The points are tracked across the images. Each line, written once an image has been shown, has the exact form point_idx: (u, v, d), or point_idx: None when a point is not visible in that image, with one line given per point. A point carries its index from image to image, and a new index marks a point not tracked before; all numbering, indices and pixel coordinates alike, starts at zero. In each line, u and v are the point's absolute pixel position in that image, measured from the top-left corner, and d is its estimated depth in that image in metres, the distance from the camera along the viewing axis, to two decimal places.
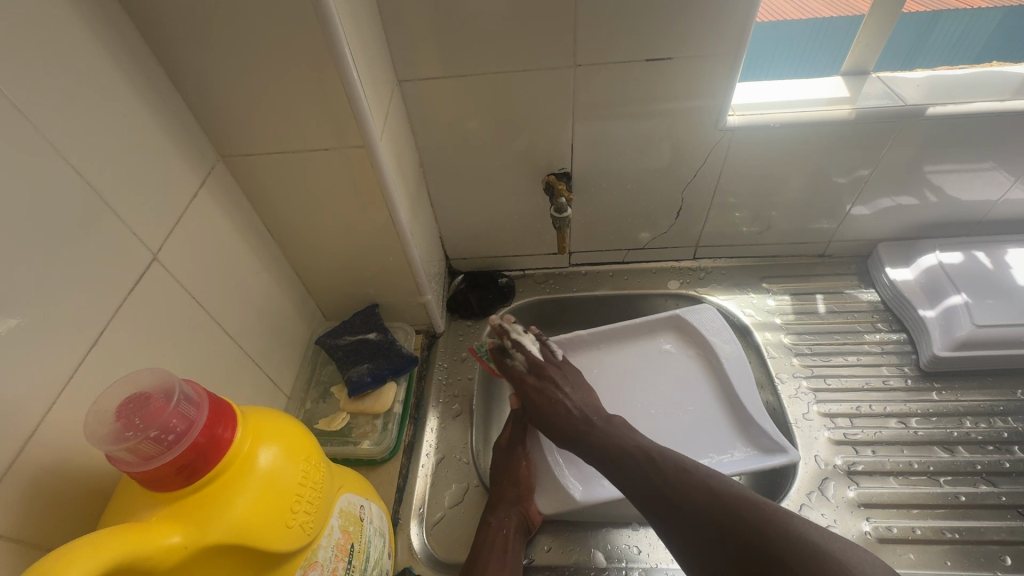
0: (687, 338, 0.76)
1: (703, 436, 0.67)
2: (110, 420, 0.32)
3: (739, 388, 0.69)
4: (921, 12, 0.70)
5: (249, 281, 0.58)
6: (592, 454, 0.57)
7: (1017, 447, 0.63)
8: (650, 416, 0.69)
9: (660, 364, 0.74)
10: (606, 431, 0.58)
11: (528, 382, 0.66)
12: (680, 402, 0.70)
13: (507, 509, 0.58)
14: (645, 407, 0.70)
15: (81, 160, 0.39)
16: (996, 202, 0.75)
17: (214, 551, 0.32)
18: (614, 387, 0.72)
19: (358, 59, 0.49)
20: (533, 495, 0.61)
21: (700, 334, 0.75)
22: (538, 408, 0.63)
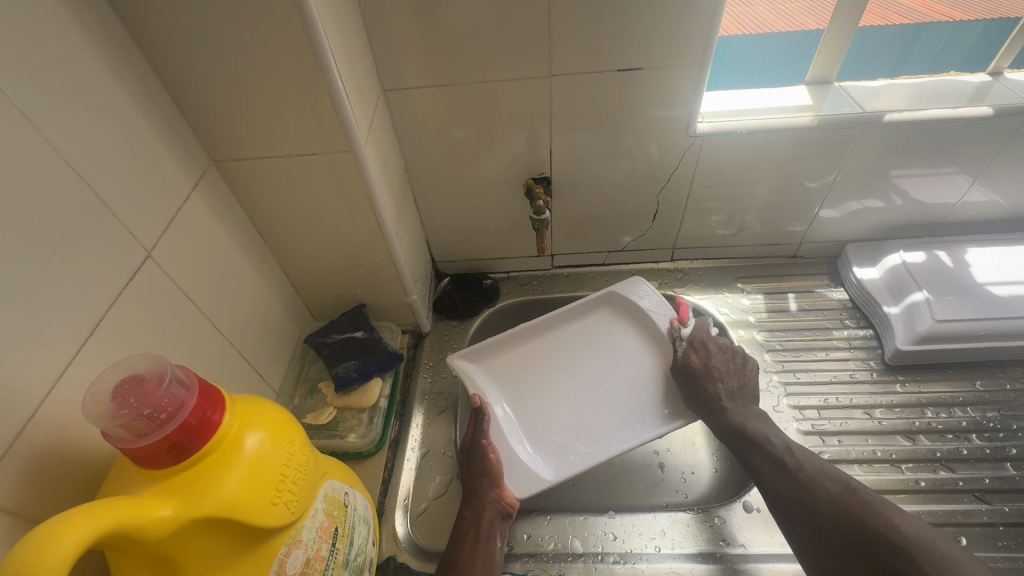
0: (618, 309, 0.79)
1: (650, 393, 0.71)
2: (106, 400, 0.34)
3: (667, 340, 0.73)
4: (904, 25, 0.73)
5: (239, 281, 0.61)
6: (727, 424, 0.65)
7: (975, 435, 0.66)
8: (591, 392, 0.72)
9: (600, 336, 0.76)
10: (745, 418, 0.65)
11: (706, 343, 0.70)
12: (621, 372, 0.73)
13: (480, 499, 0.60)
14: (582, 385, 0.72)
15: (78, 161, 0.41)
16: (956, 204, 0.79)
17: (203, 525, 0.34)
18: (550, 370, 0.74)
19: (341, 68, 0.52)
20: (503, 480, 0.62)
21: (631, 305, 0.77)
22: (695, 365, 0.69)
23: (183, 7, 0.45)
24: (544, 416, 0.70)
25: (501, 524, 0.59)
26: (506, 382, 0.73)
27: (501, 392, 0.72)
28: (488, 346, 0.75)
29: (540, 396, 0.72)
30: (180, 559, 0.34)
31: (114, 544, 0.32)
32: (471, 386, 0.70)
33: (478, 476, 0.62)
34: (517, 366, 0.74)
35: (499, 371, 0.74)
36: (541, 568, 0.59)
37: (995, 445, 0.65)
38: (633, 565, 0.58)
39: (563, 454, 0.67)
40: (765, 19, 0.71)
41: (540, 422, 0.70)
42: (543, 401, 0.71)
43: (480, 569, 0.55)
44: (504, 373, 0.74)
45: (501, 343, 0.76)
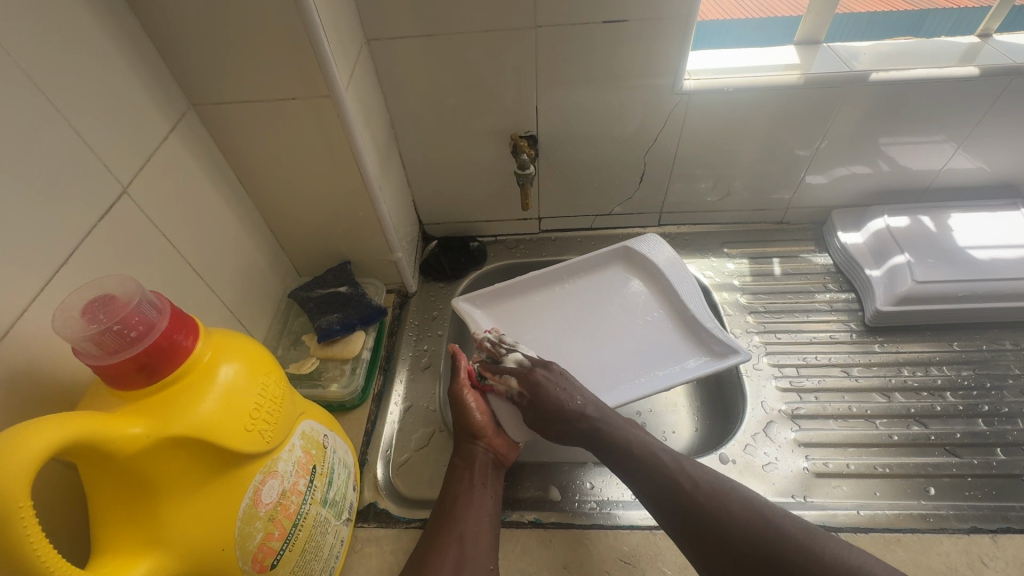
0: (633, 266, 0.80)
1: (660, 352, 0.70)
2: (76, 315, 0.35)
3: (683, 299, 0.73)
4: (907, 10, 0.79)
5: (220, 228, 0.60)
6: (608, 450, 0.56)
7: (949, 392, 0.67)
8: (607, 338, 0.72)
9: (615, 291, 0.78)
10: (622, 429, 0.57)
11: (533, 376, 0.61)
12: (638, 334, 0.72)
13: (468, 449, 0.60)
14: (586, 339, 0.72)
15: (51, 89, 0.41)
16: (941, 170, 0.79)
17: (177, 446, 0.35)
18: (565, 313, 0.75)
19: (321, 8, 0.51)
20: (494, 430, 0.63)
21: (646, 262, 0.79)
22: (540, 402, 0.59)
23: None
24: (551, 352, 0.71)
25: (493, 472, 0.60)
26: (507, 328, 0.73)
27: None
28: (501, 291, 0.76)
29: (542, 341, 0.72)
30: (152, 478, 0.35)
31: (87, 456, 0.32)
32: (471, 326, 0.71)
33: (463, 431, 0.62)
34: (517, 314, 0.75)
35: (512, 314, 0.75)
36: (520, 513, 0.61)
37: (968, 402, 0.66)
38: (608, 509, 0.60)
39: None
40: (768, 5, 0.79)
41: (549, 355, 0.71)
42: (546, 346, 0.72)
43: (481, 518, 0.55)
44: (517, 316, 0.75)
45: (516, 289, 0.77)
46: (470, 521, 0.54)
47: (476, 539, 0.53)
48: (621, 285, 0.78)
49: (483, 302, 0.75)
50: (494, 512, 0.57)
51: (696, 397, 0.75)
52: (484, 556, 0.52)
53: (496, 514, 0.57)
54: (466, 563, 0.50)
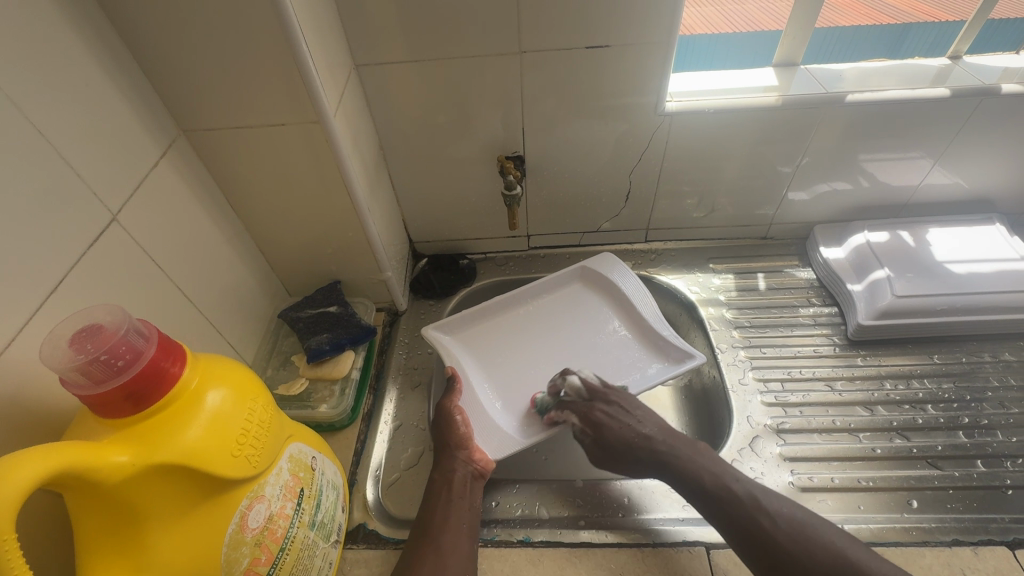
0: (592, 283, 0.81)
1: (622, 360, 0.73)
2: (63, 345, 0.35)
3: (641, 310, 0.76)
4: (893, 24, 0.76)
5: (210, 251, 0.61)
6: (680, 481, 0.57)
7: (930, 405, 0.68)
8: (570, 358, 0.74)
9: (578, 308, 0.79)
10: (693, 459, 0.58)
11: (593, 413, 0.64)
12: (599, 345, 0.75)
13: (450, 462, 0.60)
14: (550, 355, 0.75)
15: (41, 121, 0.41)
16: (918, 185, 0.81)
17: (163, 473, 0.35)
18: (531, 337, 0.76)
19: (309, 37, 0.53)
20: (473, 443, 0.62)
21: (604, 277, 0.80)
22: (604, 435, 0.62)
23: None
24: (518, 380, 0.72)
25: (474, 485, 0.59)
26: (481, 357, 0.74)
27: (476, 365, 0.73)
28: (469, 316, 0.76)
29: (511, 367, 0.73)
30: (137, 506, 0.35)
31: (72, 486, 0.33)
32: (447, 359, 0.71)
33: (445, 445, 0.62)
34: (489, 342, 0.76)
35: (480, 339, 0.76)
36: (508, 532, 0.61)
37: (949, 414, 0.67)
38: (601, 528, 0.60)
39: (528, 413, 0.69)
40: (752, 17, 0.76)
41: (517, 383, 0.72)
42: (514, 374, 0.73)
43: (459, 534, 0.55)
44: (485, 341, 0.75)
45: (483, 312, 0.78)
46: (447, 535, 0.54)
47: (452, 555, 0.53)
48: (594, 305, 0.79)
49: (450, 330, 0.75)
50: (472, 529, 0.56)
51: (682, 411, 0.77)
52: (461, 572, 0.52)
53: (475, 530, 0.56)
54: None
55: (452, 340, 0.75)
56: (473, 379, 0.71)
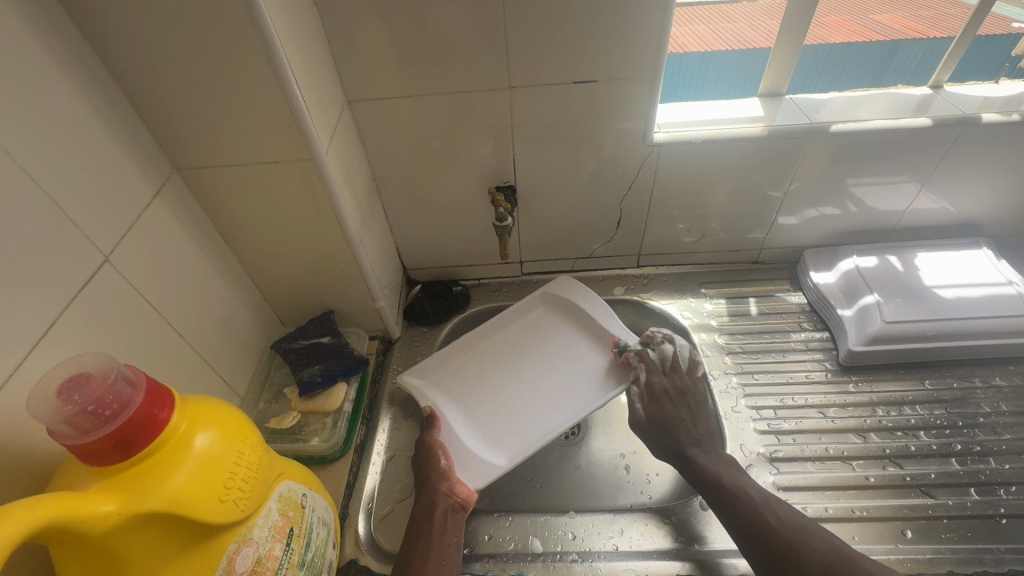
0: (552, 305, 0.82)
1: (590, 373, 0.74)
2: (51, 396, 0.35)
3: (602, 323, 0.77)
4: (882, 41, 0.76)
5: (202, 285, 0.61)
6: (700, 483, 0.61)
7: (923, 432, 0.68)
8: (541, 382, 0.74)
9: (543, 332, 0.80)
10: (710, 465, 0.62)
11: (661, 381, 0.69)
12: (564, 363, 0.76)
13: (432, 493, 0.61)
14: (522, 382, 0.74)
15: (35, 168, 0.42)
16: (906, 210, 0.82)
17: (150, 520, 0.36)
18: (505, 367, 0.76)
19: (300, 78, 0.54)
20: (454, 474, 0.63)
21: (564, 300, 0.81)
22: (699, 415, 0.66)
23: (144, 19, 0.46)
24: (494, 410, 0.71)
25: (455, 519, 0.59)
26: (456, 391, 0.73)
27: (453, 402, 0.72)
28: (444, 353, 0.77)
29: (490, 397, 0.73)
30: (122, 554, 0.35)
31: (57, 537, 0.33)
32: (423, 400, 0.70)
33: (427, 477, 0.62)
34: (465, 378, 0.75)
35: (455, 374, 0.75)
36: (500, 568, 0.61)
37: (941, 441, 0.67)
38: (591, 563, 0.60)
39: (508, 437, 0.68)
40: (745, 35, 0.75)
41: (494, 415, 0.71)
42: (495, 404, 0.72)
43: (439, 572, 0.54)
44: (460, 376, 0.75)
45: (458, 347, 0.78)
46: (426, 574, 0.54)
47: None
48: (558, 327, 0.80)
49: (425, 371, 0.75)
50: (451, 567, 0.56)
51: None
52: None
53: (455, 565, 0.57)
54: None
55: (427, 380, 0.74)
56: (453, 415, 0.70)
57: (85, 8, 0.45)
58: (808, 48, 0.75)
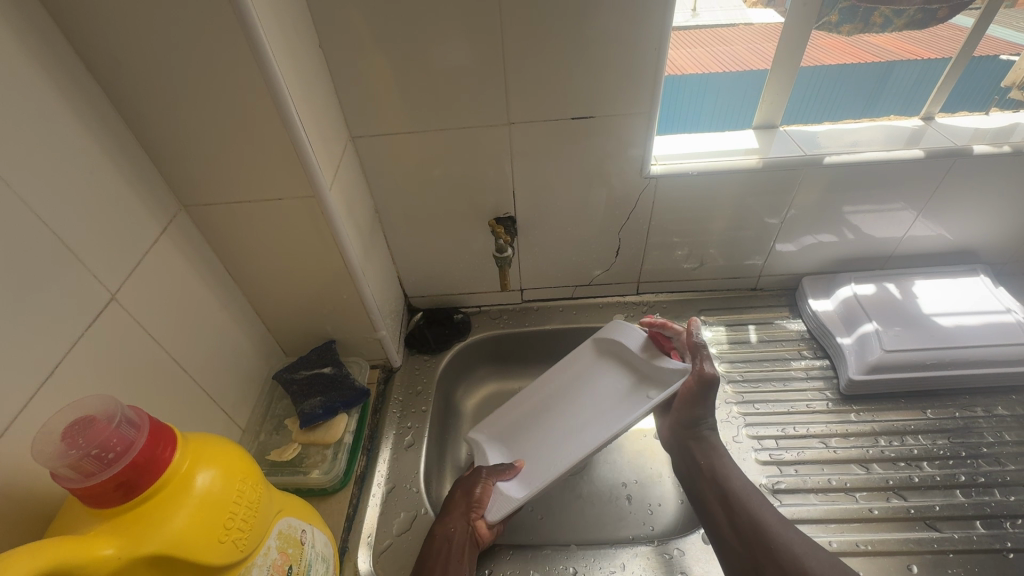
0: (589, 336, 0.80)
1: (621, 398, 0.71)
2: (56, 440, 0.36)
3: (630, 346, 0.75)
4: (874, 63, 0.74)
5: (207, 318, 0.62)
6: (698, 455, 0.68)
7: (926, 462, 0.68)
8: (575, 416, 0.72)
9: (575, 364, 0.78)
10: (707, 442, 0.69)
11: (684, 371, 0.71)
12: (596, 394, 0.73)
13: (454, 522, 0.62)
14: (559, 419, 0.72)
15: (47, 211, 0.43)
16: (902, 237, 0.83)
17: (149, 563, 0.36)
18: (545, 406, 0.75)
19: (305, 119, 0.56)
20: (483, 511, 0.63)
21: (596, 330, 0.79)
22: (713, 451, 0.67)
23: (156, 65, 0.48)
24: (531, 452, 0.70)
25: (469, 553, 0.60)
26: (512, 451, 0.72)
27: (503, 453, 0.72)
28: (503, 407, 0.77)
29: (531, 438, 0.72)
30: None
31: None
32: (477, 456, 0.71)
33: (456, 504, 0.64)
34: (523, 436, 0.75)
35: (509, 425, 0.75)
36: None
37: (945, 472, 0.67)
38: None
39: (540, 474, 0.66)
40: (741, 56, 0.75)
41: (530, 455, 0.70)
42: (534, 446, 0.71)
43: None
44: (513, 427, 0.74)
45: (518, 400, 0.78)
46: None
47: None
48: (589, 358, 0.77)
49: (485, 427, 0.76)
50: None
51: None
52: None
53: None
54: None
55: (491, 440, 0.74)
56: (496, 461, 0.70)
57: (100, 56, 0.47)
58: (806, 69, 0.75)
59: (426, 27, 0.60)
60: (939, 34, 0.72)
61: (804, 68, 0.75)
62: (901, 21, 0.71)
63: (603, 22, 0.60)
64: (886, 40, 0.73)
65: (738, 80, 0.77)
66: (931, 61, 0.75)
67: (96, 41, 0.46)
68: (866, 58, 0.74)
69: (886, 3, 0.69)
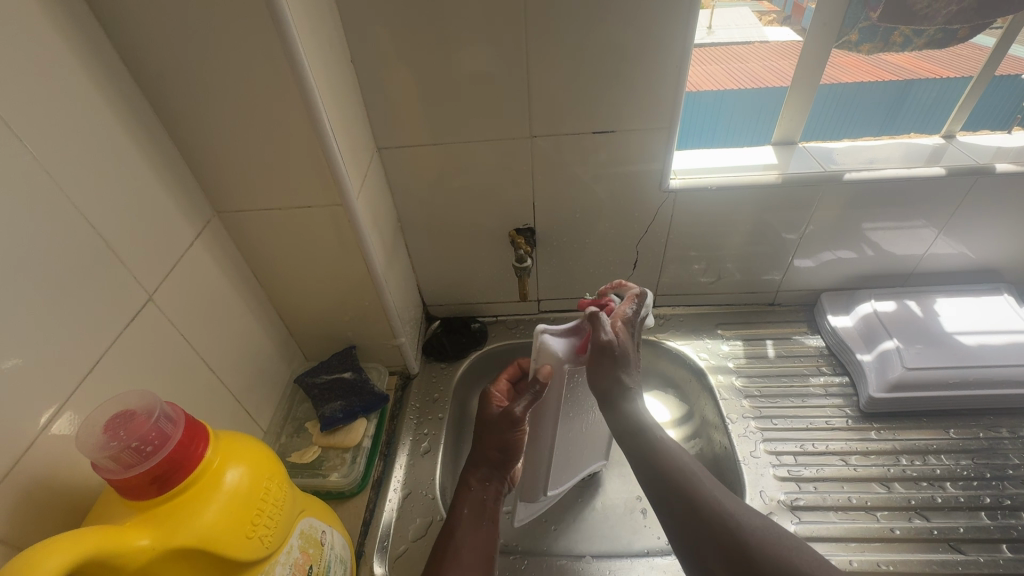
0: None
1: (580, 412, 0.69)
2: (99, 432, 0.37)
3: None
4: (893, 80, 0.74)
5: (234, 321, 0.64)
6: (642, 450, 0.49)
7: (949, 483, 0.67)
8: None
9: None
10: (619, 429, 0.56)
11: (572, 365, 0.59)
12: None
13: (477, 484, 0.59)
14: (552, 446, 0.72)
15: (93, 215, 0.46)
16: (923, 255, 0.82)
17: (179, 555, 0.37)
18: None
19: (337, 130, 0.58)
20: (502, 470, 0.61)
21: None
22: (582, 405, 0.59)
23: (199, 79, 0.51)
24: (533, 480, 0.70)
25: (492, 509, 0.58)
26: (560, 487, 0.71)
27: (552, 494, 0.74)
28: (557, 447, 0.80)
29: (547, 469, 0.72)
30: None
31: (93, 570, 0.34)
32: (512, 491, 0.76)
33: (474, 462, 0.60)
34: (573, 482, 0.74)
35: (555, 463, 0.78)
36: None
37: (969, 494, 0.66)
38: None
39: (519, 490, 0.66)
40: (759, 75, 0.75)
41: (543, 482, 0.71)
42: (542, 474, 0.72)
43: (478, 553, 0.53)
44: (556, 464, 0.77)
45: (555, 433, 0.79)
46: (474, 559, 0.52)
47: (474, 573, 0.51)
48: None
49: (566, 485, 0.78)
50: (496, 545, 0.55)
51: None
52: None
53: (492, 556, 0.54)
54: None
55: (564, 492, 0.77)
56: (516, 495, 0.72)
57: (148, 71, 0.50)
58: (823, 89, 0.76)
59: (454, 44, 0.62)
60: (959, 53, 0.72)
61: (821, 89, 0.76)
62: (922, 40, 0.70)
63: (623, 41, 0.62)
64: (905, 59, 0.72)
65: (754, 98, 0.77)
66: (952, 79, 0.75)
67: (146, 57, 0.49)
68: (884, 77, 0.74)
69: (907, 23, 0.67)
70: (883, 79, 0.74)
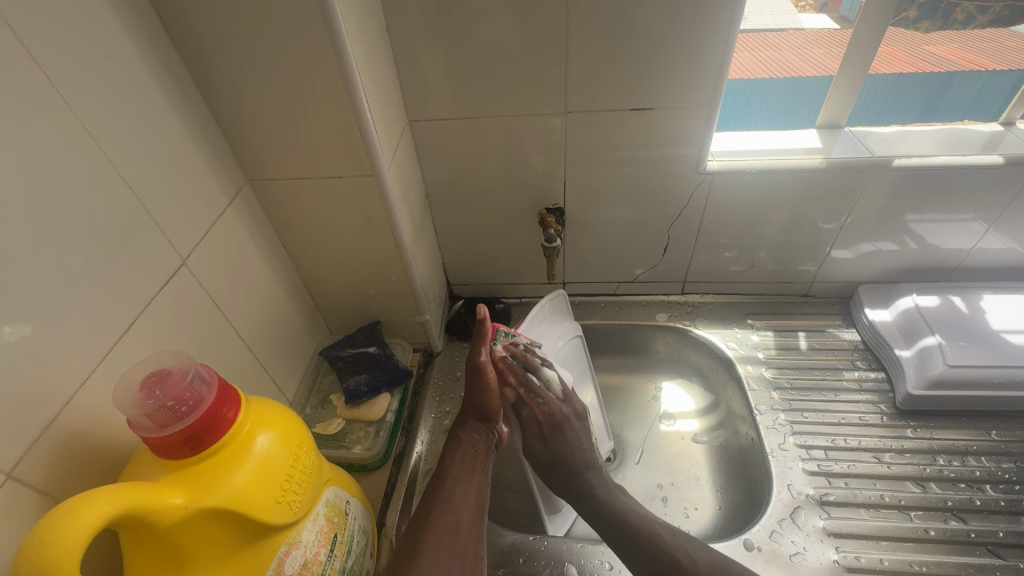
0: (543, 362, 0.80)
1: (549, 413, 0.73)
2: (135, 390, 0.38)
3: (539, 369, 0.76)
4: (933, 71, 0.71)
5: (263, 291, 0.64)
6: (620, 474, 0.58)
7: (989, 485, 0.65)
8: None
9: None
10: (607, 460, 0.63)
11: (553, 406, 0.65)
12: None
13: (472, 430, 0.64)
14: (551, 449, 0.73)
15: (130, 175, 0.46)
16: (971, 249, 0.78)
17: (211, 516, 0.37)
18: None
19: (371, 99, 0.56)
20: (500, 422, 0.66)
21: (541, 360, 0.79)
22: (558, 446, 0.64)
23: (232, 39, 0.50)
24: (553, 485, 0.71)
25: (485, 456, 0.63)
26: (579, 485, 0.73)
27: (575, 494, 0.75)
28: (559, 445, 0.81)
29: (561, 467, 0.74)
30: (184, 545, 0.37)
31: (128, 525, 0.34)
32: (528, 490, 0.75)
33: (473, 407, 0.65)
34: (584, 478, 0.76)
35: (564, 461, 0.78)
36: None
37: (1010, 498, 0.64)
38: None
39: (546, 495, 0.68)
40: (791, 64, 0.72)
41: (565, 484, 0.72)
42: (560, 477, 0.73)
43: (468, 497, 0.58)
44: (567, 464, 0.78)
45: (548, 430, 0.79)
46: (464, 504, 0.57)
47: (464, 513, 0.56)
48: None
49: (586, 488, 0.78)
50: (485, 491, 0.60)
51: (718, 472, 0.77)
52: (475, 545, 0.54)
53: (483, 502, 0.59)
54: (461, 551, 0.53)
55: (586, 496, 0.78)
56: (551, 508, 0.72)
57: (181, 27, 0.49)
58: (871, 77, 0.73)
59: (490, 12, 0.60)
60: (1006, 45, 0.72)
61: (868, 77, 0.72)
62: (986, 18, 0.66)
63: (668, 12, 0.59)
64: (948, 51, 0.73)
65: (784, 89, 0.75)
66: (995, 72, 0.71)
67: (180, 13, 0.48)
68: (924, 68, 0.71)
69: None
70: (922, 70, 0.71)
